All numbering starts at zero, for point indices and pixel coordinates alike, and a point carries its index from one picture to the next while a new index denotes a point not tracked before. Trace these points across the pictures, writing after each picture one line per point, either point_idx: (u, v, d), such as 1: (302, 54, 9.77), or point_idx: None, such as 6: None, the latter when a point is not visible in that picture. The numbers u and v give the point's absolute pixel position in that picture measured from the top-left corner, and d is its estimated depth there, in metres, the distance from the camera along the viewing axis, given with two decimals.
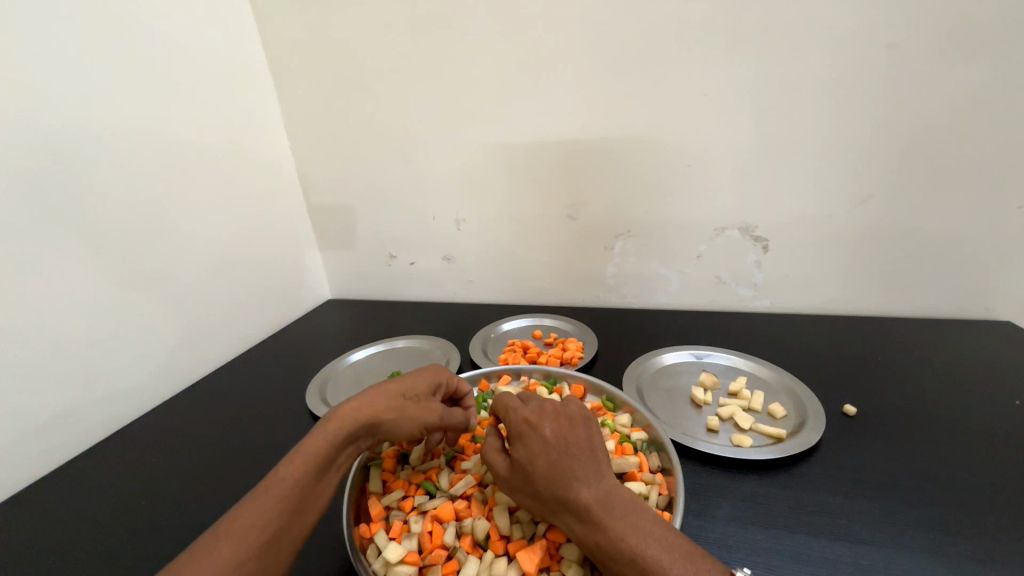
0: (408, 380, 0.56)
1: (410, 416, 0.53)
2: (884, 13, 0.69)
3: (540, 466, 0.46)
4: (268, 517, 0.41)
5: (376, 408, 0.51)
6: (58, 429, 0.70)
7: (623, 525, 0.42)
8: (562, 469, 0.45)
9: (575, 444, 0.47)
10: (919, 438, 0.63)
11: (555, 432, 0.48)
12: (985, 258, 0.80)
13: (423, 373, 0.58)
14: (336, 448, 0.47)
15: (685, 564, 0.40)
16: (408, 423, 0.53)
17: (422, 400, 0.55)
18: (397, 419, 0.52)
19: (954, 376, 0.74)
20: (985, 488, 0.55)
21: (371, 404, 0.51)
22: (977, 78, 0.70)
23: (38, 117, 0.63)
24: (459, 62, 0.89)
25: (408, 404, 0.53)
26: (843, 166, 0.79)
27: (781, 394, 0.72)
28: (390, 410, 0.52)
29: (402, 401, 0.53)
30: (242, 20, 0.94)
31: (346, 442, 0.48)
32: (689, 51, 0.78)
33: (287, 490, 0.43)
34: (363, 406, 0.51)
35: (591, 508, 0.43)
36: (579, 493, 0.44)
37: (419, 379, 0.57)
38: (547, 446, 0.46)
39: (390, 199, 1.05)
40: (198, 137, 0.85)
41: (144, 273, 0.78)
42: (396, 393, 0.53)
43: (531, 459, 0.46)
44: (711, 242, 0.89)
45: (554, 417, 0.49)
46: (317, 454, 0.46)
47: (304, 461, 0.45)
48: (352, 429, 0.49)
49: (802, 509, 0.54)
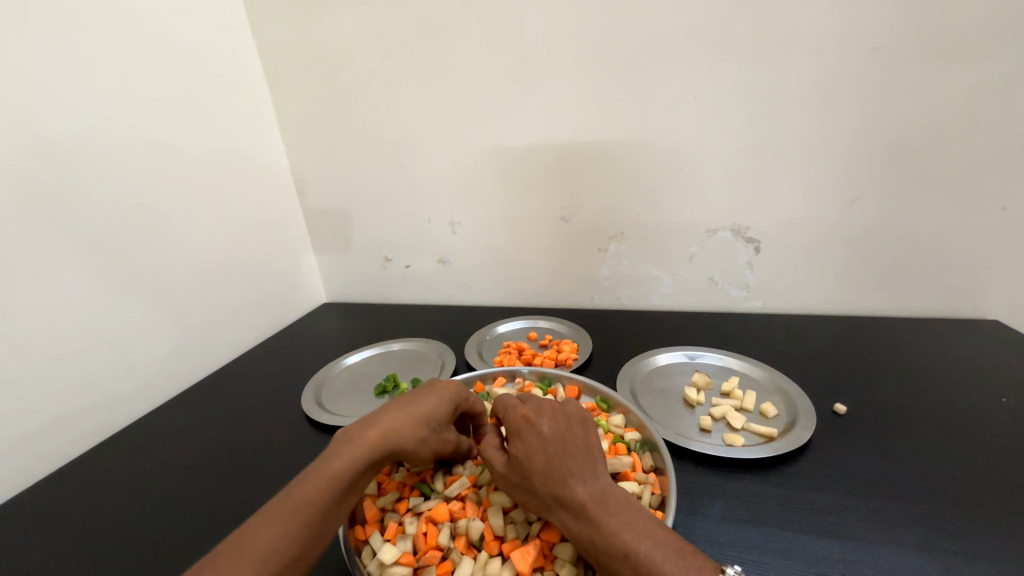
0: (433, 403, 0.54)
1: (429, 447, 0.53)
2: (870, 17, 0.71)
3: (537, 462, 0.46)
4: (288, 545, 0.41)
5: (402, 440, 0.50)
6: (53, 435, 0.69)
7: (617, 522, 0.43)
8: (559, 466, 0.46)
9: (572, 442, 0.48)
10: (908, 436, 0.63)
11: (553, 429, 0.48)
12: (972, 258, 0.81)
13: (448, 394, 0.56)
14: (355, 477, 0.46)
15: (676, 559, 0.40)
16: (427, 453, 0.53)
17: (442, 428, 0.54)
18: (418, 449, 0.52)
19: (942, 375, 0.75)
20: (972, 484, 0.56)
21: (396, 434, 0.50)
22: (961, 82, 0.71)
23: (33, 125, 0.64)
24: (452, 66, 0.89)
25: (430, 433, 0.53)
26: (832, 168, 0.80)
27: (773, 394, 0.73)
28: (414, 443, 0.51)
29: (426, 432, 0.52)
30: (236, 25, 0.94)
31: (363, 473, 0.48)
32: (680, 55, 0.79)
33: (307, 518, 0.42)
34: (389, 437, 0.49)
35: (586, 506, 0.44)
36: (575, 490, 0.44)
37: (444, 400, 0.55)
38: (545, 443, 0.47)
39: (385, 202, 1.05)
40: (193, 141, 0.86)
41: (140, 278, 0.78)
42: (422, 424, 0.52)
43: (528, 455, 0.47)
44: (704, 243, 0.90)
45: (552, 415, 0.50)
46: (333, 485, 0.45)
47: (324, 491, 0.44)
48: (372, 461, 0.48)
49: (792, 507, 0.55)
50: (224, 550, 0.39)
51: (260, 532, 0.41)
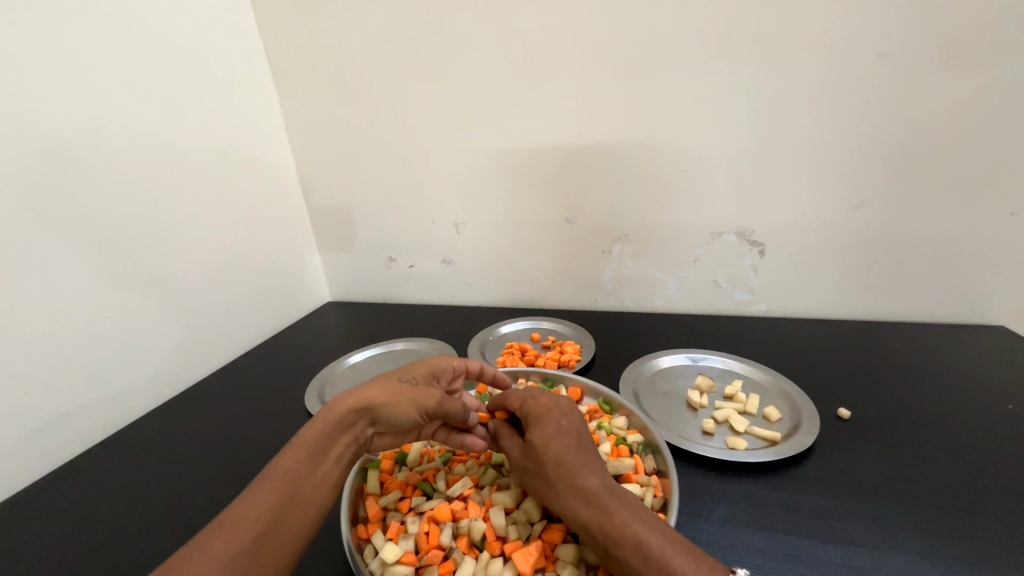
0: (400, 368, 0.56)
1: (407, 399, 0.53)
2: (876, 20, 0.70)
3: (553, 450, 0.47)
4: (261, 513, 0.41)
5: (373, 393, 0.52)
6: (59, 431, 0.70)
7: (628, 512, 0.43)
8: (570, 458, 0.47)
9: (586, 440, 0.50)
10: (913, 442, 0.63)
11: (569, 424, 0.50)
12: (979, 263, 0.81)
13: (420, 360, 0.59)
14: (326, 436, 0.47)
15: (686, 553, 0.40)
16: (405, 406, 0.53)
17: (419, 384, 0.55)
18: (393, 403, 0.52)
19: (947, 380, 0.74)
20: (978, 490, 0.55)
21: (364, 391, 0.51)
22: (968, 85, 0.71)
23: (41, 124, 0.64)
24: (457, 67, 0.90)
25: (403, 388, 0.54)
26: (837, 171, 0.80)
27: (776, 398, 0.72)
28: (384, 394, 0.52)
29: (395, 385, 0.53)
30: (244, 26, 0.95)
31: (335, 434, 0.48)
32: (684, 57, 0.79)
33: (281, 483, 0.43)
34: (356, 393, 0.51)
35: (593, 494, 0.44)
36: (589, 478, 0.45)
37: (418, 366, 0.58)
38: (562, 433, 0.49)
39: (390, 202, 1.06)
40: (199, 141, 0.86)
41: (145, 276, 0.78)
42: (393, 380, 0.54)
43: (545, 443, 0.48)
44: (708, 246, 0.90)
45: (569, 413, 0.52)
46: (304, 447, 0.46)
47: (298, 454, 0.45)
48: (341, 418, 0.49)
49: (796, 511, 0.54)
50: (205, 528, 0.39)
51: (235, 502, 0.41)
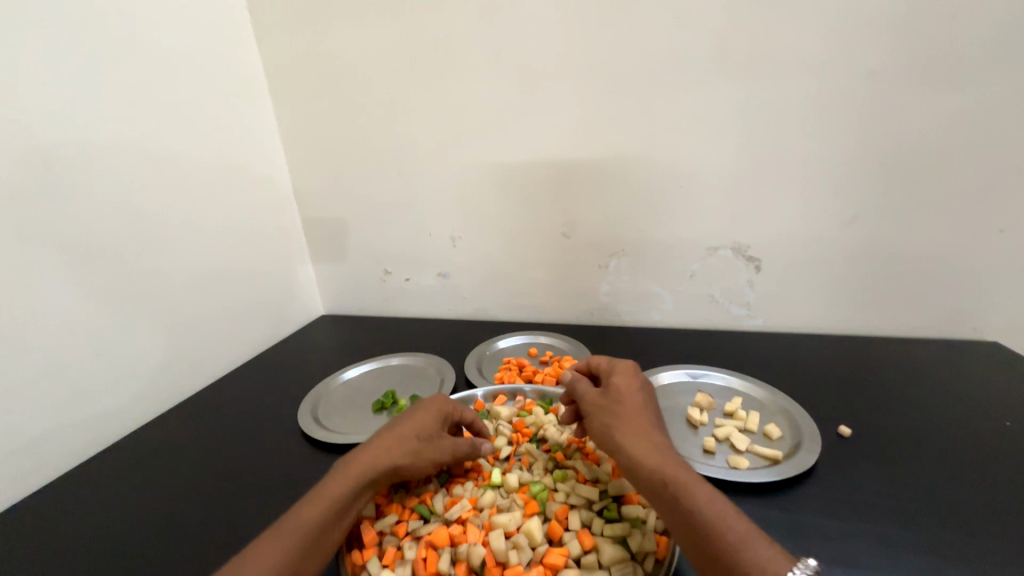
0: (418, 419, 0.57)
1: (423, 456, 0.54)
2: (866, 42, 0.72)
3: (630, 403, 0.57)
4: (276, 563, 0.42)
5: (392, 450, 0.53)
6: (42, 450, 0.67)
7: (688, 468, 0.49)
8: (639, 420, 0.55)
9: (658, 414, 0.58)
10: (913, 460, 0.63)
11: (647, 394, 0.60)
12: (971, 280, 0.82)
13: (430, 406, 0.59)
14: (349, 496, 0.49)
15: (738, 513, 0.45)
16: (423, 463, 0.54)
17: (433, 435, 0.56)
18: (412, 460, 0.53)
19: (944, 397, 0.75)
20: (980, 509, 0.55)
21: (386, 449, 0.53)
22: (955, 106, 0.73)
23: (32, 135, 0.64)
24: (454, 82, 0.90)
25: (421, 444, 0.55)
26: (830, 189, 0.81)
27: (776, 415, 0.72)
28: (404, 454, 0.53)
29: (414, 442, 0.54)
30: (242, 40, 0.95)
31: (356, 494, 0.50)
32: (679, 76, 0.80)
33: (297, 534, 0.45)
34: (377, 453, 0.52)
35: (662, 449, 0.51)
36: (657, 434, 0.53)
37: (431, 412, 0.58)
38: (640, 399, 0.58)
39: (385, 215, 1.05)
40: (192, 152, 0.86)
41: (135, 288, 0.77)
42: (409, 436, 0.54)
43: (622, 396, 0.58)
44: (704, 261, 0.90)
45: (648, 387, 0.61)
46: (327, 507, 0.47)
47: (315, 509, 0.47)
48: (361, 480, 0.50)
49: (800, 532, 0.54)
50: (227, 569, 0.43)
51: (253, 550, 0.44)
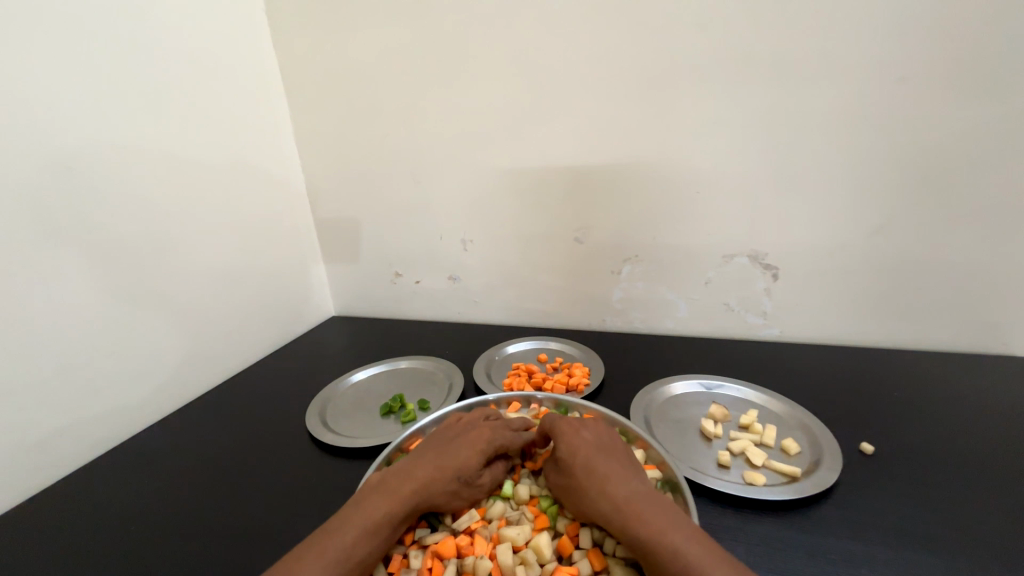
0: (463, 456, 0.55)
1: (462, 497, 0.54)
2: (893, 46, 0.70)
3: (580, 458, 0.53)
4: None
5: (433, 487, 0.52)
6: (57, 447, 0.69)
7: (663, 521, 0.46)
8: (615, 466, 0.52)
9: (611, 450, 0.54)
10: (940, 482, 0.60)
11: (594, 437, 0.56)
12: (1002, 294, 0.78)
13: (481, 440, 0.56)
14: (390, 532, 0.49)
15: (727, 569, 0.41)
16: (460, 503, 0.54)
17: (476, 476, 0.55)
18: (450, 499, 0.53)
19: (973, 416, 0.72)
20: (1012, 536, 0.53)
21: (428, 486, 0.52)
22: (988, 113, 0.70)
23: (53, 137, 0.65)
24: (467, 85, 0.90)
25: (461, 484, 0.54)
26: (852, 197, 0.78)
27: (795, 429, 0.70)
28: (445, 493, 0.53)
29: (456, 483, 0.53)
30: (259, 43, 0.97)
31: (396, 530, 0.50)
32: (698, 81, 0.78)
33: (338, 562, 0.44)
34: (421, 489, 0.51)
35: (643, 502, 0.48)
36: (616, 490, 0.49)
37: (476, 446, 0.56)
38: (589, 447, 0.54)
39: (397, 217, 1.05)
40: (207, 154, 0.87)
41: (150, 288, 0.78)
42: (452, 477, 0.53)
43: (573, 452, 0.54)
44: (720, 269, 0.88)
45: (590, 426, 0.58)
46: (370, 541, 0.47)
47: (360, 540, 0.46)
48: (403, 518, 0.50)
49: (819, 555, 0.52)
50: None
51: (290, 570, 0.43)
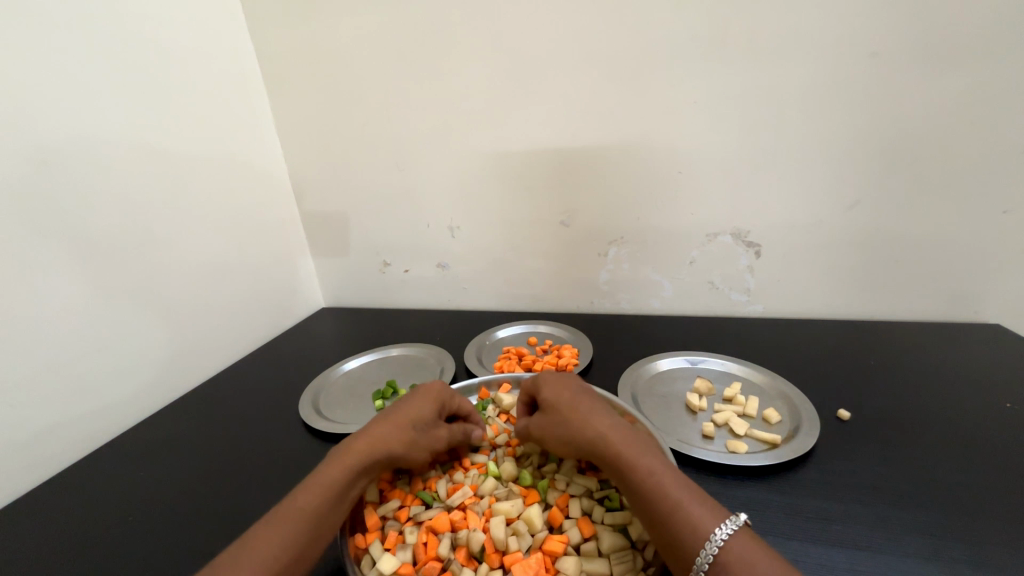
0: (417, 407, 0.56)
1: (420, 446, 0.54)
2: (868, 20, 0.71)
3: (564, 398, 0.55)
4: (278, 557, 0.42)
5: (388, 438, 0.52)
6: (48, 444, 0.68)
7: (639, 450, 0.47)
8: (588, 403, 0.54)
9: (590, 394, 0.56)
10: (913, 443, 0.63)
11: (575, 384, 0.58)
12: (973, 263, 0.81)
13: (430, 394, 0.58)
14: (350, 484, 0.49)
15: (693, 491, 0.44)
16: (419, 453, 0.55)
17: (427, 427, 0.56)
18: (409, 449, 0.54)
19: (946, 381, 0.75)
20: (975, 489, 0.56)
21: (386, 437, 0.52)
22: (960, 86, 0.71)
23: (31, 129, 0.63)
24: (450, 69, 0.89)
25: (418, 434, 0.54)
26: (830, 172, 0.80)
27: (776, 399, 0.72)
28: (402, 443, 0.53)
29: (413, 432, 0.54)
30: (235, 29, 0.94)
31: (357, 479, 0.49)
32: (681, 59, 0.78)
33: (300, 527, 0.44)
34: (378, 439, 0.52)
35: (621, 430, 0.50)
36: (597, 422, 0.51)
37: (426, 401, 0.57)
38: (571, 389, 0.56)
39: (384, 206, 1.04)
40: (190, 146, 0.85)
41: (139, 283, 0.77)
42: (407, 423, 0.54)
43: (557, 394, 0.56)
44: (704, 248, 0.90)
45: (571, 376, 0.60)
46: (329, 492, 0.47)
47: (321, 496, 0.46)
48: (363, 466, 0.50)
49: (798, 515, 0.54)
50: (218, 564, 0.41)
51: (250, 544, 0.42)
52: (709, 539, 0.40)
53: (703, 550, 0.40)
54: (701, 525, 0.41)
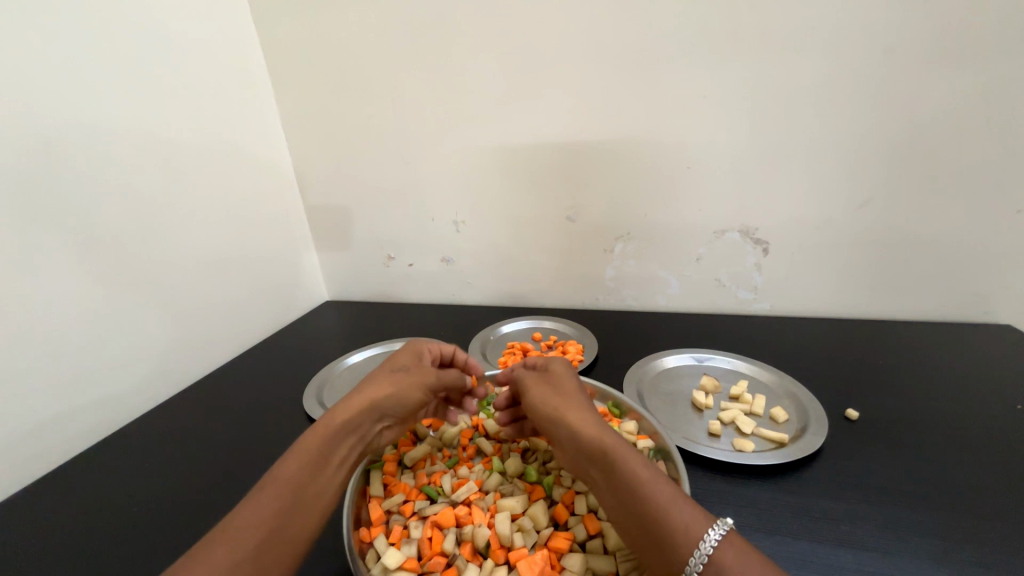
0: (396, 360, 0.57)
1: (406, 386, 0.54)
2: (882, 14, 0.69)
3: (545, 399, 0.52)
4: (259, 528, 0.38)
5: (371, 385, 0.52)
6: (54, 434, 0.69)
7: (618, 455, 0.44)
8: (569, 406, 0.51)
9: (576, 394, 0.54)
10: (922, 443, 0.63)
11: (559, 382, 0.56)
12: (986, 263, 0.80)
13: (408, 350, 0.59)
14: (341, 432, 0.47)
15: (678, 494, 0.40)
16: (407, 392, 0.54)
17: (409, 370, 0.56)
18: (395, 390, 0.53)
19: (956, 382, 0.74)
20: (985, 491, 0.55)
21: (368, 385, 0.52)
22: (977, 81, 0.70)
23: (36, 119, 0.63)
24: (456, 61, 0.88)
25: (400, 378, 0.54)
26: (841, 169, 0.79)
27: (782, 398, 0.72)
28: (386, 385, 0.53)
29: (393, 375, 0.54)
30: (240, 21, 0.93)
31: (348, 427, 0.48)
32: (690, 53, 0.77)
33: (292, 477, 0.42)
34: (362, 387, 0.52)
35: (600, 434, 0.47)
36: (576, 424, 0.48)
37: (404, 355, 0.58)
38: (554, 388, 0.54)
39: (389, 199, 1.04)
40: (195, 137, 0.85)
41: (144, 276, 0.77)
42: (385, 372, 0.54)
43: (539, 395, 0.53)
44: (711, 244, 0.89)
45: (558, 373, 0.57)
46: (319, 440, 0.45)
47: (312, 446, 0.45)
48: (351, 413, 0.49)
49: (805, 515, 0.54)
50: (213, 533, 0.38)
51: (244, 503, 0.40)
52: (698, 546, 0.36)
53: (692, 558, 0.36)
54: (688, 530, 0.38)
